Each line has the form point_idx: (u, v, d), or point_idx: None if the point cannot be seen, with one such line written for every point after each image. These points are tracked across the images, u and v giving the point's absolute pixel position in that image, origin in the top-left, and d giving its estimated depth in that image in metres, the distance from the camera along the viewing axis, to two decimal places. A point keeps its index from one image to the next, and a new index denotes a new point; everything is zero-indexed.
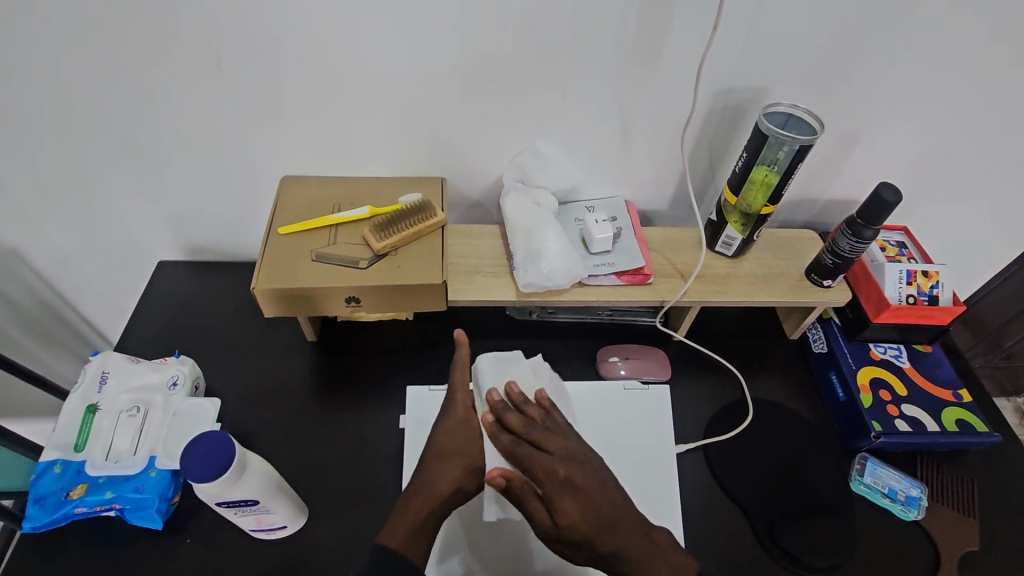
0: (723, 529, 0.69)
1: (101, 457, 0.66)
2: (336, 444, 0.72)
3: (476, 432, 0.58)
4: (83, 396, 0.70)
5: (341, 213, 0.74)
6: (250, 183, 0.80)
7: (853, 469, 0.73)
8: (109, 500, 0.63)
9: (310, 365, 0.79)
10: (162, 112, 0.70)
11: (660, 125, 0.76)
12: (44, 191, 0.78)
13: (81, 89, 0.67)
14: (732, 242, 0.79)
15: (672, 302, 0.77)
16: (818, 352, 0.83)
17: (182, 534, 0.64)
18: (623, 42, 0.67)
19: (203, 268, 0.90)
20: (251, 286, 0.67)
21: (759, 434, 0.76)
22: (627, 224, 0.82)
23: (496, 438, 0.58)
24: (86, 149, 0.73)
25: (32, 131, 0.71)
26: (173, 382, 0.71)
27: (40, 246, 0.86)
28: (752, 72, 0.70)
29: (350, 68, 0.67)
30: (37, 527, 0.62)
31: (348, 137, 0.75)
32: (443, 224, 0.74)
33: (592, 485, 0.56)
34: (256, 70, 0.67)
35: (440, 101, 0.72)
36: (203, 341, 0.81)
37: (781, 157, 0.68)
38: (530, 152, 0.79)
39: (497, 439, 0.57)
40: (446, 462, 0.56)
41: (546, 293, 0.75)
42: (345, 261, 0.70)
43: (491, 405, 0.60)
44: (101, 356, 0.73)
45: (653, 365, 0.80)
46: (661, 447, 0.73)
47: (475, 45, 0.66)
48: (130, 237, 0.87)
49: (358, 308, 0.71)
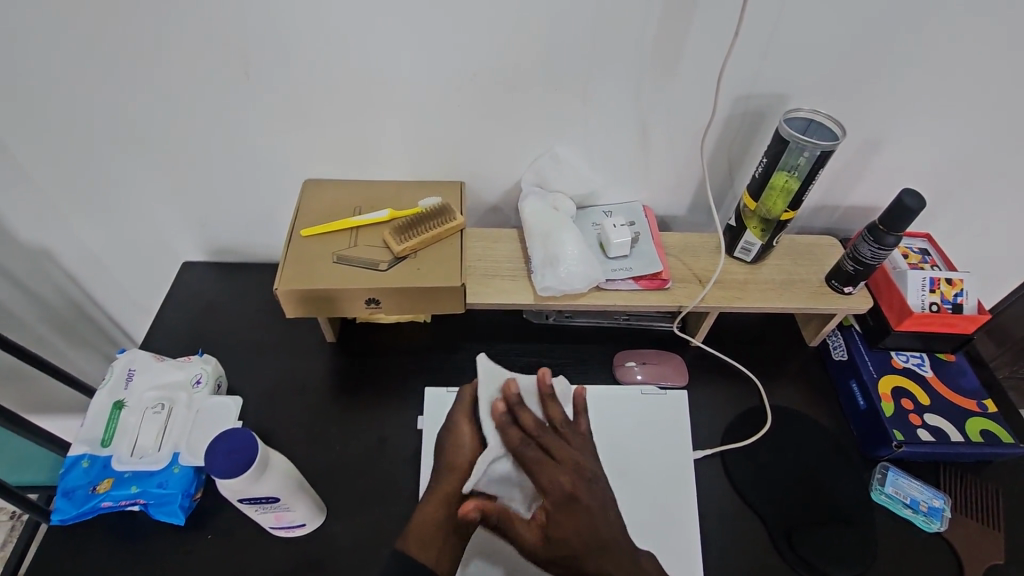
0: (740, 538, 0.68)
1: (127, 452, 0.68)
2: (354, 445, 0.73)
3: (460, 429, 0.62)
4: (110, 392, 0.71)
5: (361, 216, 0.75)
6: (272, 184, 0.81)
7: (874, 478, 0.73)
8: (134, 494, 0.64)
9: (330, 366, 0.80)
10: (190, 115, 0.72)
11: (680, 130, 0.76)
12: (74, 191, 0.80)
13: (111, 91, 0.69)
14: (751, 248, 0.78)
15: (689, 307, 0.77)
16: (838, 360, 0.82)
17: (203, 530, 0.65)
18: (643, 46, 0.67)
19: (226, 269, 0.92)
20: (275, 287, 0.68)
21: (778, 441, 0.75)
22: (645, 228, 0.81)
23: (506, 437, 0.59)
24: (115, 150, 0.75)
25: (65, 133, 0.73)
26: (197, 380, 0.73)
27: (70, 245, 0.89)
28: (773, 75, 0.70)
29: (372, 72, 0.68)
30: (65, 519, 0.64)
31: (370, 140, 0.76)
32: (461, 228, 0.74)
33: (597, 511, 0.56)
34: (278, 72, 0.68)
35: (460, 105, 0.73)
36: (225, 341, 0.83)
37: (801, 162, 0.67)
38: (547, 155, 0.79)
39: (506, 436, 0.59)
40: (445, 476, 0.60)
41: (564, 297, 0.76)
42: (365, 263, 0.70)
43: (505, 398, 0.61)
44: (127, 354, 0.74)
45: (670, 370, 0.79)
46: (674, 452, 0.72)
47: (495, 49, 0.67)
48: (157, 238, 0.89)
49: (377, 311, 0.72)
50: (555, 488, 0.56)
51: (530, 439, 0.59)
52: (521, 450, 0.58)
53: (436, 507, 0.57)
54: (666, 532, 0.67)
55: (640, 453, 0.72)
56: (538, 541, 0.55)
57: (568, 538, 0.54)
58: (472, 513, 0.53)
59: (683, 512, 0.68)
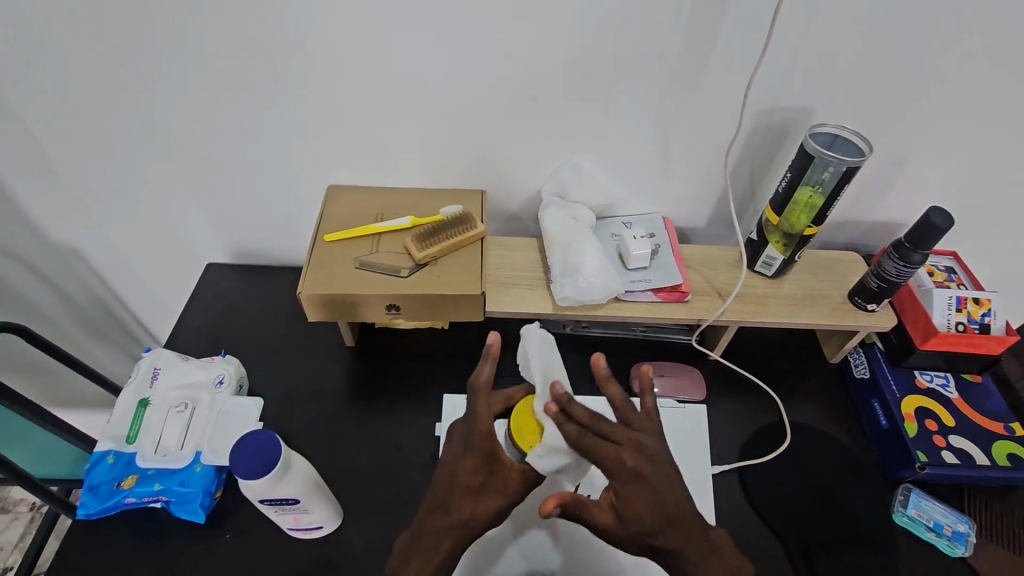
0: (757, 554, 0.67)
1: (150, 450, 0.68)
2: (370, 449, 0.73)
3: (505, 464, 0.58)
4: (135, 391, 0.72)
5: (383, 222, 0.76)
6: (296, 189, 0.83)
7: (896, 500, 0.71)
8: (156, 491, 0.65)
9: (348, 370, 0.81)
10: (219, 120, 0.73)
11: (702, 143, 0.76)
12: (105, 192, 0.83)
13: (145, 95, 0.71)
14: (773, 262, 0.77)
15: (709, 320, 0.76)
16: (860, 377, 0.80)
17: (221, 529, 0.65)
18: (666, 59, 0.67)
19: (248, 271, 0.93)
20: (297, 290, 0.68)
21: (797, 459, 0.74)
22: (665, 240, 0.81)
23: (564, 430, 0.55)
24: (145, 153, 0.77)
25: (99, 135, 0.75)
26: (219, 381, 0.73)
27: (98, 244, 0.91)
28: (799, 88, 0.70)
29: (397, 81, 0.70)
30: (89, 514, 0.64)
31: (394, 147, 0.77)
32: (482, 236, 0.74)
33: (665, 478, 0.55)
34: (306, 77, 0.69)
35: (485, 114, 0.73)
36: (247, 343, 0.84)
37: (826, 178, 0.67)
38: (567, 165, 0.79)
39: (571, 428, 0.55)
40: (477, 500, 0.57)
41: (582, 307, 0.75)
42: (385, 269, 0.71)
43: (557, 397, 0.56)
44: (153, 353, 0.75)
45: (687, 383, 0.79)
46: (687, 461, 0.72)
47: (519, 59, 0.67)
48: (182, 239, 0.91)
49: (397, 316, 0.72)
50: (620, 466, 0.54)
51: (587, 430, 0.55)
52: (581, 441, 0.55)
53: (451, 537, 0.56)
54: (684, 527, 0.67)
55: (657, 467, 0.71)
56: (613, 521, 0.54)
57: (638, 515, 0.54)
58: (551, 510, 0.52)
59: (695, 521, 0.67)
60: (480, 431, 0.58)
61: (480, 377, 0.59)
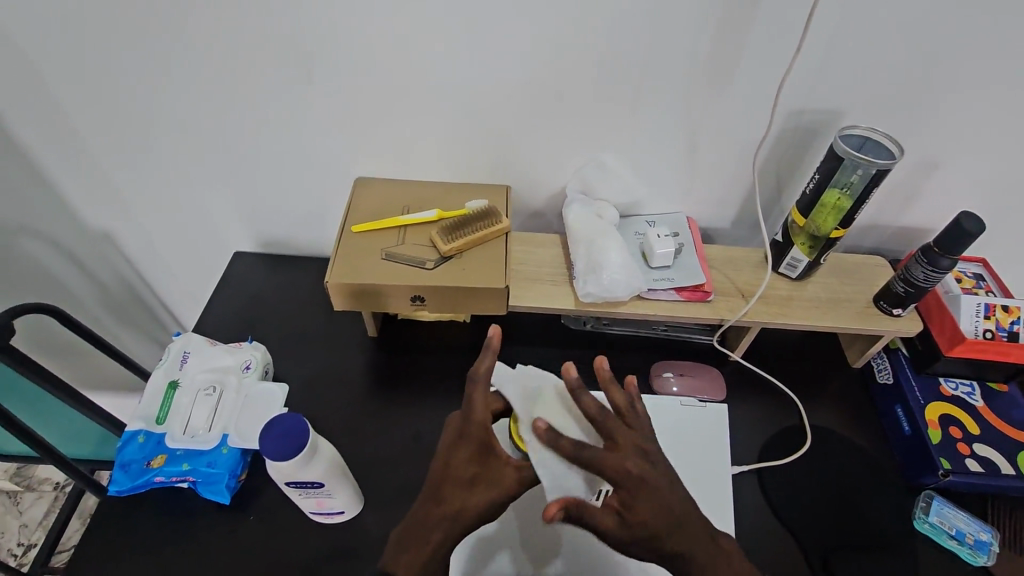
0: (775, 556, 0.67)
1: (179, 431, 0.70)
2: (392, 438, 0.74)
3: (500, 459, 0.57)
4: (165, 373, 0.74)
5: (409, 215, 0.76)
6: (324, 181, 0.84)
7: (917, 506, 0.70)
8: (184, 472, 0.66)
9: (370, 360, 0.82)
10: (252, 111, 0.75)
11: (728, 143, 0.76)
12: (138, 179, 0.85)
13: (181, 84, 0.72)
14: (798, 264, 0.77)
15: (731, 321, 0.76)
16: (883, 383, 0.80)
17: (245, 511, 0.67)
18: (695, 59, 0.67)
19: (273, 261, 0.95)
20: (325, 279, 0.70)
21: (817, 462, 0.74)
22: (689, 240, 0.81)
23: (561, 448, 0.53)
24: (178, 142, 0.79)
25: (136, 123, 0.77)
26: (247, 366, 0.74)
27: (130, 230, 0.93)
28: (830, 90, 0.69)
29: (428, 76, 0.70)
30: (120, 491, 0.66)
31: (422, 141, 0.78)
32: (506, 231, 0.75)
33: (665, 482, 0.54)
34: (339, 70, 0.70)
35: (512, 110, 0.74)
36: (272, 330, 0.86)
37: (854, 180, 0.66)
38: (593, 163, 0.80)
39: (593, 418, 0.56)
40: (469, 492, 0.55)
41: (605, 304, 0.76)
42: (411, 260, 0.72)
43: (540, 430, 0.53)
44: (183, 337, 0.76)
45: (707, 383, 0.79)
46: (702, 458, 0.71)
47: (550, 56, 0.68)
48: (210, 227, 0.92)
49: (421, 308, 0.73)
50: (626, 472, 0.52)
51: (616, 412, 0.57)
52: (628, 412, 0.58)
53: (440, 529, 0.54)
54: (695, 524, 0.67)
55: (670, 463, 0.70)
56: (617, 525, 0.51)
57: (643, 521, 0.52)
58: (556, 512, 0.47)
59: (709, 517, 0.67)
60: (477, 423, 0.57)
61: (479, 369, 0.58)
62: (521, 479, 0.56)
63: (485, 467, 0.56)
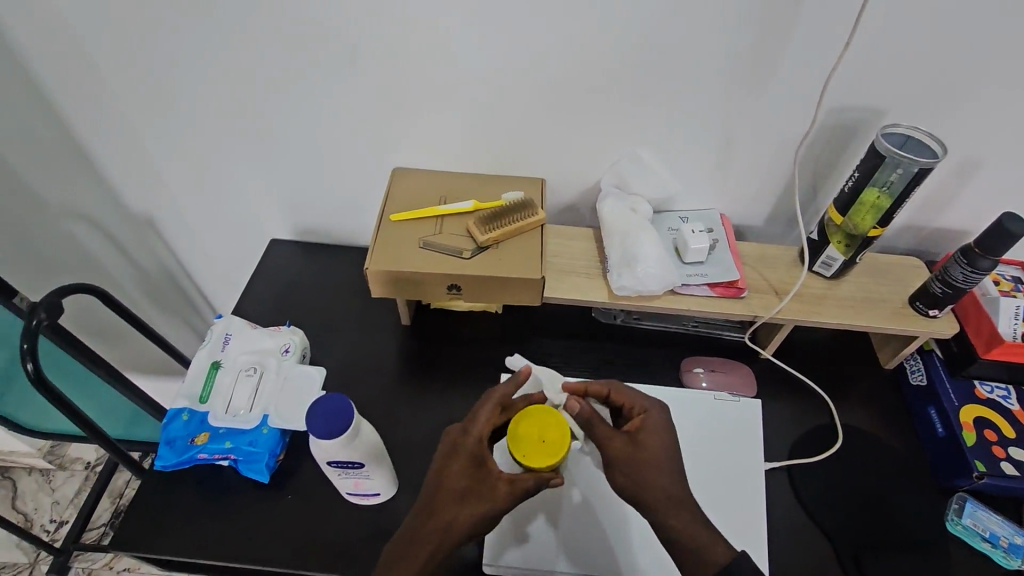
0: (806, 552, 0.67)
1: (221, 410, 0.71)
2: (426, 424, 0.75)
3: (493, 473, 0.57)
4: (208, 354, 0.75)
5: (446, 205, 0.77)
6: (361, 171, 0.85)
7: (949, 509, 0.70)
8: (226, 449, 0.68)
9: (404, 347, 0.83)
10: (294, 100, 0.76)
11: (767, 140, 0.76)
12: (180, 165, 0.86)
13: (226, 73, 0.73)
14: (833, 263, 0.77)
15: (764, 318, 0.76)
16: (916, 384, 0.79)
17: (283, 490, 0.68)
18: (738, 55, 0.67)
19: (308, 248, 0.97)
20: (365, 266, 0.71)
21: (849, 461, 0.74)
22: (723, 236, 0.81)
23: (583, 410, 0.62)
24: (222, 130, 0.81)
25: (181, 111, 0.79)
26: (285, 349, 0.75)
27: (171, 216, 0.96)
28: (873, 88, 0.69)
29: (469, 68, 0.71)
30: (166, 466, 0.68)
31: (459, 133, 0.79)
32: (542, 223, 0.76)
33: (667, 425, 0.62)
34: (382, 62, 0.71)
35: (551, 103, 0.74)
36: (307, 316, 0.87)
37: (894, 179, 0.66)
38: (628, 157, 0.80)
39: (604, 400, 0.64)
40: (461, 505, 0.56)
41: (638, 298, 0.76)
42: (448, 250, 0.73)
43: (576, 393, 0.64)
44: (225, 320, 0.78)
45: (737, 380, 0.79)
46: (714, 454, 0.71)
47: (592, 50, 0.68)
48: (248, 215, 0.94)
49: (457, 297, 0.74)
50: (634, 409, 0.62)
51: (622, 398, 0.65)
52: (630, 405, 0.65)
53: (430, 538, 0.55)
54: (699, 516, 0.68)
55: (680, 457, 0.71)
56: (625, 440, 0.59)
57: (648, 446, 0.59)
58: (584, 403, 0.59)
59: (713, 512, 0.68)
60: (474, 437, 0.59)
61: (497, 392, 0.61)
62: (514, 492, 0.56)
63: (479, 481, 0.57)
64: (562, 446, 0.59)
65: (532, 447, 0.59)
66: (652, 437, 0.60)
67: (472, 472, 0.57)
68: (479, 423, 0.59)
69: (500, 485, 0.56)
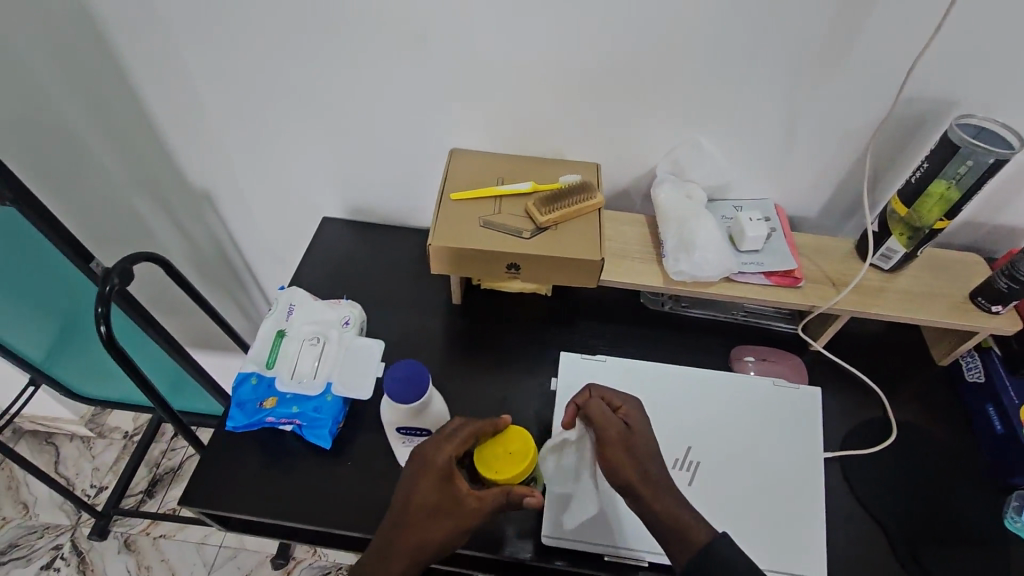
0: (860, 542, 0.67)
1: (287, 376, 0.74)
2: (478, 400, 0.77)
3: (459, 491, 0.58)
4: (274, 322, 0.78)
5: (506, 185, 0.78)
6: (418, 151, 0.86)
7: (1009, 506, 0.69)
8: (293, 414, 0.70)
9: (455, 325, 0.85)
10: (361, 79, 0.77)
11: (832, 129, 0.75)
12: (243, 142, 0.88)
13: (298, 51, 0.75)
14: (892, 255, 0.76)
15: (822, 308, 0.76)
16: (972, 382, 0.78)
17: (342, 457, 0.70)
18: (812, 41, 0.67)
19: (358, 227, 0.98)
20: (427, 242, 0.72)
21: (903, 455, 0.73)
22: (779, 226, 0.81)
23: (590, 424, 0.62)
24: (287, 107, 0.82)
25: (250, 88, 0.80)
26: (345, 321, 0.77)
27: (228, 191, 0.98)
28: (948, 78, 0.68)
29: (538, 50, 0.71)
30: (237, 427, 0.70)
31: (520, 115, 0.80)
32: (600, 207, 0.76)
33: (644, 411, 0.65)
34: (451, 43, 0.72)
35: (616, 87, 0.74)
36: (359, 293, 0.89)
37: (963, 172, 0.66)
38: (688, 144, 0.80)
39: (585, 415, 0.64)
40: (431, 523, 0.57)
41: (693, 284, 0.76)
42: (509, 229, 0.74)
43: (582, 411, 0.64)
44: (287, 291, 0.80)
45: (789, 371, 0.79)
46: (737, 447, 0.71)
47: (664, 34, 0.68)
48: (303, 192, 0.96)
49: (514, 276, 0.75)
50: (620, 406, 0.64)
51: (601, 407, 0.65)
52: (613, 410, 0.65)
53: (402, 558, 0.56)
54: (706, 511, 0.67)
55: (703, 439, 0.71)
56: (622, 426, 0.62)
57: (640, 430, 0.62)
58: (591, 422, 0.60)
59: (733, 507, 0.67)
60: (443, 458, 0.58)
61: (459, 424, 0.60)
62: (481, 507, 0.58)
63: (447, 500, 0.57)
64: (527, 455, 0.62)
65: (500, 463, 0.61)
66: (635, 423, 0.63)
67: (437, 489, 0.58)
68: (442, 452, 0.58)
69: (466, 502, 0.57)
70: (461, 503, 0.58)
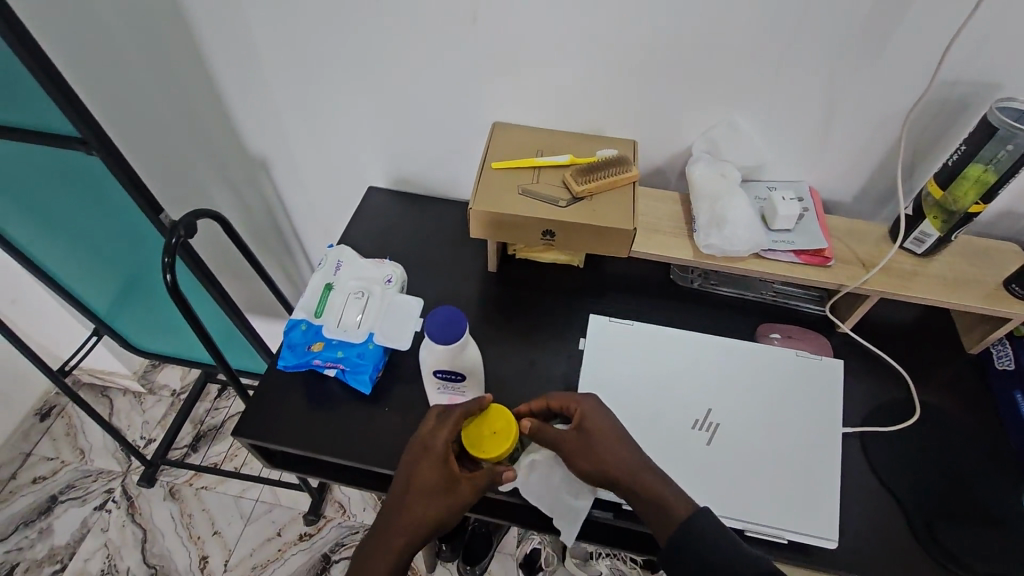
0: (875, 515, 0.69)
1: (333, 324, 0.79)
2: (508, 361, 0.81)
3: (455, 472, 0.62)
4: (322, 276, 0.83)
5: (545, 157, 0.82)
6: (462, 124, 0.90)
7: None
8: (337, 358, 0.75)
9: (489, 291, 0.89)
10: (412, 53, 0.81)
11: (871, 112, 0.76)
12: (299, 111, 0.94)
13: (356, 24, 0.79)
14: (925, 239, 0.77)
15: (850, 288, 0.77)
16: (1002, 369, 0.79)
17: (382, 404, 0.75)
18: (855, 22, 0.68)
19: (400, 197, 1.03)
20: (468, 207, 0.76)
21: (925, 436, 0.74)
22: (812, 207, 0.82)
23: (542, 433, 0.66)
24: (341, 79, 0.87)
25: (308, 58, 0.85)
26: (388, 279, 0.83)
27: (281, 158, 1.04)
28: (992, 62, 0.68)
29: (583, 27, 0.74)
30: (287, 365, 0.76)
31: (561, 91, 0.83)
32: (635, 180, 0.79)
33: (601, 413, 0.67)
34: (500, 19, 0.75)
35: (656, 66, 0.77)
36: (400, 257, 0.94)
37: (1001, 155, 0.66)
38: (725, 123, 0.81)
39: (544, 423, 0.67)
40: (428, 499, 0.61)
41: (723, 258, 0.79)
42: (546, 198, 0.77)
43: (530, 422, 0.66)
44: (336, 248, 0.86)
45: (816, 348, 0.81)
46: (750, 418, 0.73)
47: (706, 14, 0.70)
48: (351, 162, 1.01)
49: (549, 243, 0.79)
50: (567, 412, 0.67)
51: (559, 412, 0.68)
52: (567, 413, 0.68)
53: (402, 533, 0.60)
54: (704, 482, 0.69)
55: (728, 408, 0.73)
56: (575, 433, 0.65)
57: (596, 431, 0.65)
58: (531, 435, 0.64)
59: (733, 482, 0.69)
60: (440, 441, 0.62)
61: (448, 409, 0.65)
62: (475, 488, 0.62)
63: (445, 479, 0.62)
64: (509, 435, 0.63)
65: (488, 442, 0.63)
66: (592, 422, 0.65)
67: (436, 468, 0.62)
68: (440, 436, 0.62)
69: (461, 484, 0.62)
70: (456, 484, 0.62)
